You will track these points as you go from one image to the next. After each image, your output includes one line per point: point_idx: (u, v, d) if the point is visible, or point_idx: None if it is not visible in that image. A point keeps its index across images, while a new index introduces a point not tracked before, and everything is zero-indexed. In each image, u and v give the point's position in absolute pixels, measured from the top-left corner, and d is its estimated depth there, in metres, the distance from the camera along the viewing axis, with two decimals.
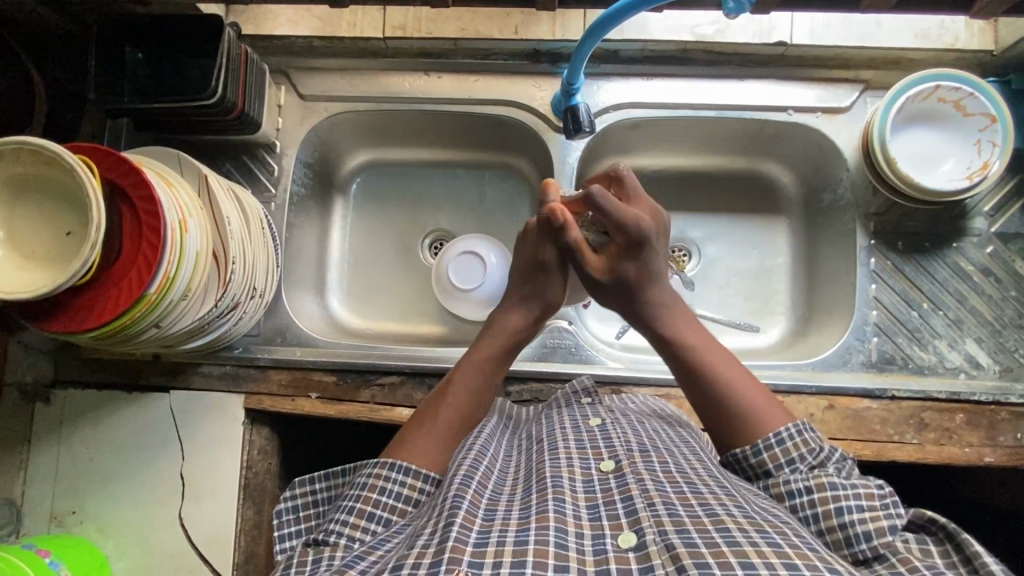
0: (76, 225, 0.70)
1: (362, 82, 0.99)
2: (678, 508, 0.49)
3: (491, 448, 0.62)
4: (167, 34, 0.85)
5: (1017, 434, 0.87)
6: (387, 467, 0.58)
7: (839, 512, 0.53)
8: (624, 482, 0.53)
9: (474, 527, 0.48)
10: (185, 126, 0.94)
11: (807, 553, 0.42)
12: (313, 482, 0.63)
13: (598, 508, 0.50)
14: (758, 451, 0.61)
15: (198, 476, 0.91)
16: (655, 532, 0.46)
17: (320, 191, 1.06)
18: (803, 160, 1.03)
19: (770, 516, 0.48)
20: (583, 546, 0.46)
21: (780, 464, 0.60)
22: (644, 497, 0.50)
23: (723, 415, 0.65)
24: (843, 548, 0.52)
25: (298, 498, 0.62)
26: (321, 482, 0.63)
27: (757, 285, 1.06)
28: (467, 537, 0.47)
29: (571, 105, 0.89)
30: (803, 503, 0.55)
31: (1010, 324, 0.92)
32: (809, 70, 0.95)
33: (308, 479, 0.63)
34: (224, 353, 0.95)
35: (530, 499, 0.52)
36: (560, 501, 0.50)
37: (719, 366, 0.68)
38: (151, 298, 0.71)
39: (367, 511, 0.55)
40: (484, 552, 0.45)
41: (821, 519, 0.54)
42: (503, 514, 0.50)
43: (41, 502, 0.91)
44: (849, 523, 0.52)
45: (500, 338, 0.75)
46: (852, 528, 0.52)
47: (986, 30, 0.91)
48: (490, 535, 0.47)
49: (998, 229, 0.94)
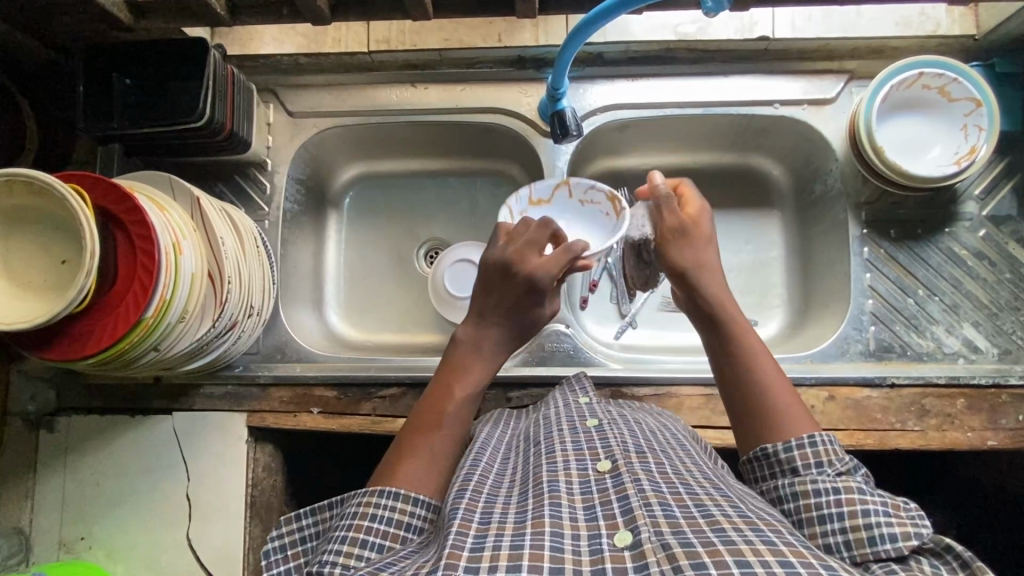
0: (70, 253, 0.71)
1: (349, 96, 0.99)
2: (674, 508, 0.49)
3: (488, 458, 0.64)
4: (146, 59, 0.85)
5: (1019, 416, 0.86)
6: (376, 494, 0.58)
7: (865, 514, 0.52)
8: (620, 482, 0.53)
9: (471, 531, 0.49)
10: (176, 150, 0.94)
11: (803, 550, 0.43)
12: (299, 519, 0.63)
13: (594, 508, 0.51)
14: (788, 448, 0.59)
15: (203, 496, 0.91)
16: (650, 531, 0.46)
17: (314, 206, 1.07)
18: (791, 153, 1.03)
19: (764, 516, 0.49)
20: (578, 547, 0.46)
21: (808, 464, 0.58)
22: (641, 497, 0.50)
23: (760, 418, 0.64)
24: (864, 546, 0.50)
25: (284, 537, 0.63)
26: (307, 518, 0.63)
27: (754, 279, 1.06)
28: (463, 543, 0.48)
29: (558, 109, 0.90)
30: (829, 502, 0.53)
31: (1006, 306, 0.92)
32: (793, 63, 0.95)
33: (294, 515, 0.63)
34: (224, 373, 0.95)
35: (526, 504, 0.53)
36: (556, 504, 0.51)
37: (771, 390, 0.65)
38: (149, 321, 0.71)
39: (360, 538, 0.55)
40: (479, 557, 0.46)
41: (846, 518, 0.52)
42: (499, 518, 0.51)
43: (50, 529, 0.92)
44: (875, 525, 0.51)
45: (472, 353, 0.74)
46: (877, 528, 0.50)
47: (967, 15, 0.92)
48: (485, 539, 0.48)
49: (990, 212, 0.94)
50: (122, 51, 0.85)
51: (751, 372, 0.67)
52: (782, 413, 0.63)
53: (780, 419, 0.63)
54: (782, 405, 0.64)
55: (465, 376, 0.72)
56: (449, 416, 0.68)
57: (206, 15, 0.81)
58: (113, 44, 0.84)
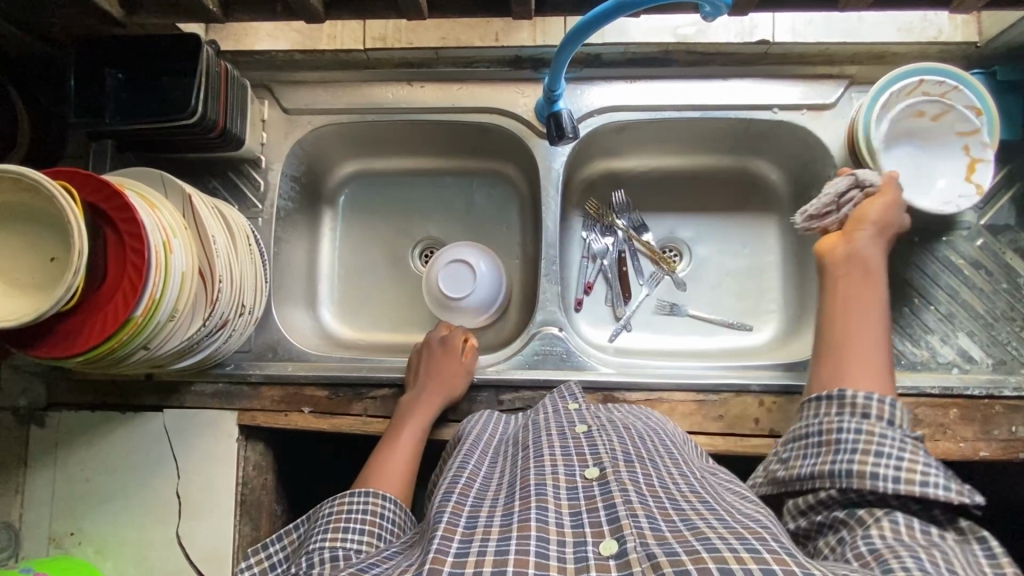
0: (59, 250, 0.70)
1: (345, 93, 0.99)
2: (660, 522, 0.49)
3: (475, 462, 0.65)
4: (139, 54, 0.84)
5: (1012, 427, 0.86)
6: (347, 495, 0.68)
7: (922, 476, 0.53)
8: (608, 490, 0.53)
9: (456, 537, 0.49)
10: (169, 146, 0.93)
11: (785, 557, 0.42)
12: (266, 548, 0.71)
13: (580, 515, 0.50)
14: (867, 396, 0.60)
15: (193, 494, 0.91)
16: (636, 541, 0.46)
17: (308, 204, 1.06)
18: (790, 158, 1.02)
19: (749, 524, 0.48)
20: (563, 554, 0.46)
21: (881, 418, 0.58)
22: (627, 507, 0.50)
23: (845, 362, 0.65)
24: (914, 485, 0.53)
25: (254, 566, 0.71)
26: (274, 546, 0.71)
27: (750, 284, 1.06)
28: (448, 548, 0.47)
29: (553, 111, 0.88)
30: (892, 447, 0.55)
31: (1002, 317, 0.92)
32: (793, 68, 0.94)
33: (261, 547, 0.72)
34: (216, 371, 0.95)
35: (512, 506, 0.53)
36: (542, 508, 0.51)
37: (866, 348, 0.66)
38: (138, 321, 0.71)
39: (342, 526, 0.64)
40: (464, 562, 0.45)
41: (905, 471, 0.53)
42: (485, 522, 0.51)
43: (40, 524, 0.92)
44: (930, 482, 0.53)
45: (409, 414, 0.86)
46: (932, 483, 0.53)
47: (969, 22, 0.91)
48: (471, 544, 0.47)
49: (987, 222, 0.93)
50: (114, 45, 0.84)
51: (852, 318, 0.69)
52: (858, 361, 0.65)
53: (855, 370, 0.64)
54: (862, 358, 0.65)
55: (407, 431, 0.84)
56: (398, 445, 0.82)
57: (197, 11, 0.80)
58: (105, 38, 0.83)
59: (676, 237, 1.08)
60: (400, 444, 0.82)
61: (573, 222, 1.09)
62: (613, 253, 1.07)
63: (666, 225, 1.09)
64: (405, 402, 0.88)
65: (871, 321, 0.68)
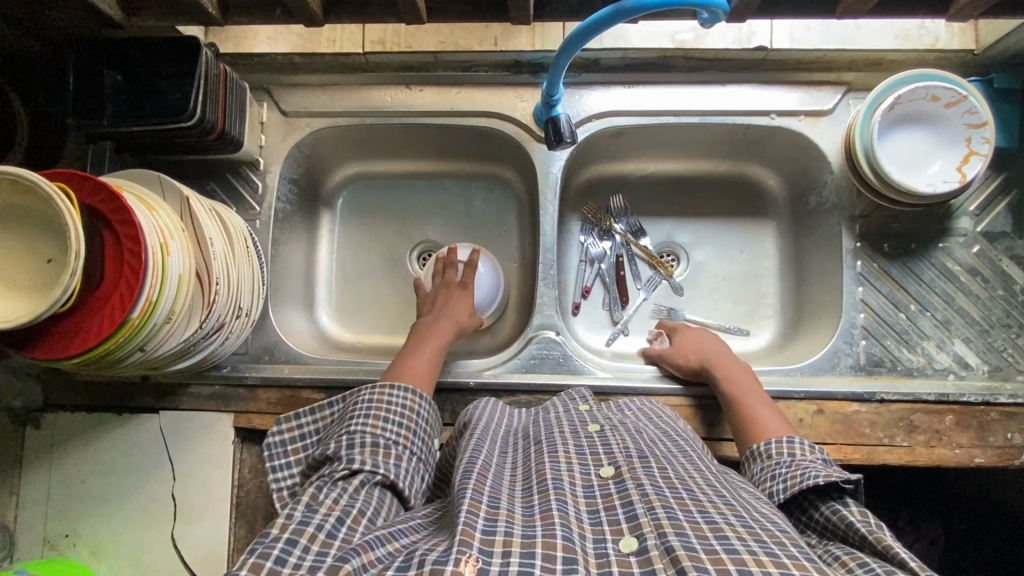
0: (56, 252, 0.70)
1: (343, 96, 0.99)
2: (678, 512, 0.49)
3: (487, 448, 0.64)
4: (140, 55, 0.84)
5: (1008, 434, 0.86)
6: (387, 389, 0.70)
7: (803, 477, 0.62)
8: (624, 488, 0.53)
9: (481, 512, 0.49)
10: (169, 148, 0.93)
11: (805, 564, 0.42)
12: (298, 418, 0.77)
13: (599, 512, 0.51)
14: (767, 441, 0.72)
15: (188, 496, 0.90)
16: (655, 536, 0.46)
17: (306, 206, 1.06)
18: (789, 164, 1.02)
19: (767, 526, 0.48)
20: (587, 547, 0.47)
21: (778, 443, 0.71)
22: (645, 502, 0.50)
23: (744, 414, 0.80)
24: (795, 483, 0.62)
25: (285, 433, 0.76)
26: (307, 417, 0.77)
27: (746, 290, 1.06)
28: (475, 523, 0.47)
29: (551, 116, 0.88)
30: (781, 472, 0.65)
31: (998, 323, 0.92)
32: (791, 74, 0.94)
33: (292, 416, 0.76)
34: (212, 372, 0.94)
35: (532, 498, 0.53)
36: (562, 501, 0.51)
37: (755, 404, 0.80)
38: (134, 323, 0.71)
39: (382, 416, 0.67)
40: (492, 540, 0.46)
41: (790, 482, 0.63)
42: (507, 507, 0.51)
43: (35, 525, 0.91)
44: (806, 477, 0.62)
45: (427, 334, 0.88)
46: (807, 478, 0.61)
47: (966, 30, 0.92)
48: (496, 523, 0.48)
49: (983, 228, 0.94)
50: (115, 46, 0.84)
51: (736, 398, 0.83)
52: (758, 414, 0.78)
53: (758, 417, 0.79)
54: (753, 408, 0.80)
55: (426, 350, 0.85)
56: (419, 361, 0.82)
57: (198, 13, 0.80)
58: (106, 39, 0.83)
59: (673, 242, 1.08)
60: (418, 362, 0.83)
61: (571, 226, 1.09)
62: (610, 258, 1.07)
63: (663, 229, 1.09)
64: (421, 325, 0.89)
65: (758, 402, 0.80)
